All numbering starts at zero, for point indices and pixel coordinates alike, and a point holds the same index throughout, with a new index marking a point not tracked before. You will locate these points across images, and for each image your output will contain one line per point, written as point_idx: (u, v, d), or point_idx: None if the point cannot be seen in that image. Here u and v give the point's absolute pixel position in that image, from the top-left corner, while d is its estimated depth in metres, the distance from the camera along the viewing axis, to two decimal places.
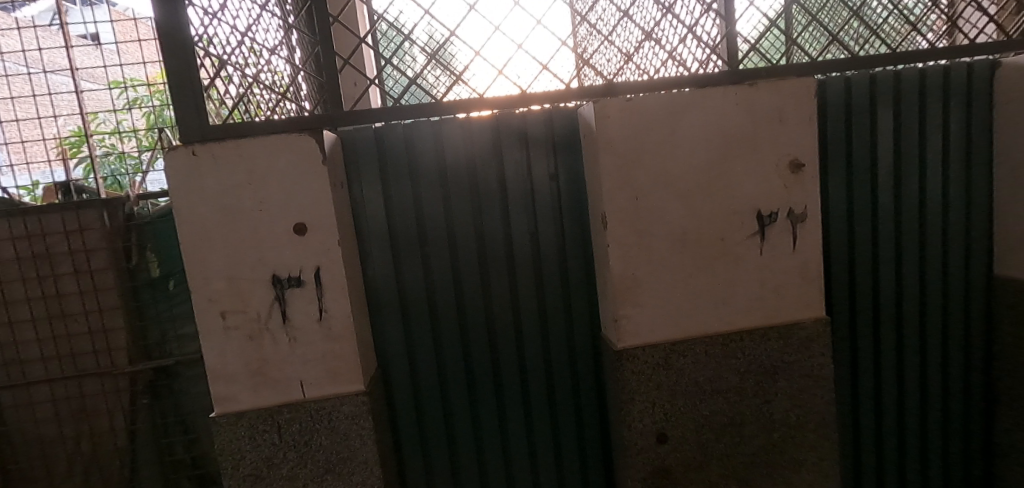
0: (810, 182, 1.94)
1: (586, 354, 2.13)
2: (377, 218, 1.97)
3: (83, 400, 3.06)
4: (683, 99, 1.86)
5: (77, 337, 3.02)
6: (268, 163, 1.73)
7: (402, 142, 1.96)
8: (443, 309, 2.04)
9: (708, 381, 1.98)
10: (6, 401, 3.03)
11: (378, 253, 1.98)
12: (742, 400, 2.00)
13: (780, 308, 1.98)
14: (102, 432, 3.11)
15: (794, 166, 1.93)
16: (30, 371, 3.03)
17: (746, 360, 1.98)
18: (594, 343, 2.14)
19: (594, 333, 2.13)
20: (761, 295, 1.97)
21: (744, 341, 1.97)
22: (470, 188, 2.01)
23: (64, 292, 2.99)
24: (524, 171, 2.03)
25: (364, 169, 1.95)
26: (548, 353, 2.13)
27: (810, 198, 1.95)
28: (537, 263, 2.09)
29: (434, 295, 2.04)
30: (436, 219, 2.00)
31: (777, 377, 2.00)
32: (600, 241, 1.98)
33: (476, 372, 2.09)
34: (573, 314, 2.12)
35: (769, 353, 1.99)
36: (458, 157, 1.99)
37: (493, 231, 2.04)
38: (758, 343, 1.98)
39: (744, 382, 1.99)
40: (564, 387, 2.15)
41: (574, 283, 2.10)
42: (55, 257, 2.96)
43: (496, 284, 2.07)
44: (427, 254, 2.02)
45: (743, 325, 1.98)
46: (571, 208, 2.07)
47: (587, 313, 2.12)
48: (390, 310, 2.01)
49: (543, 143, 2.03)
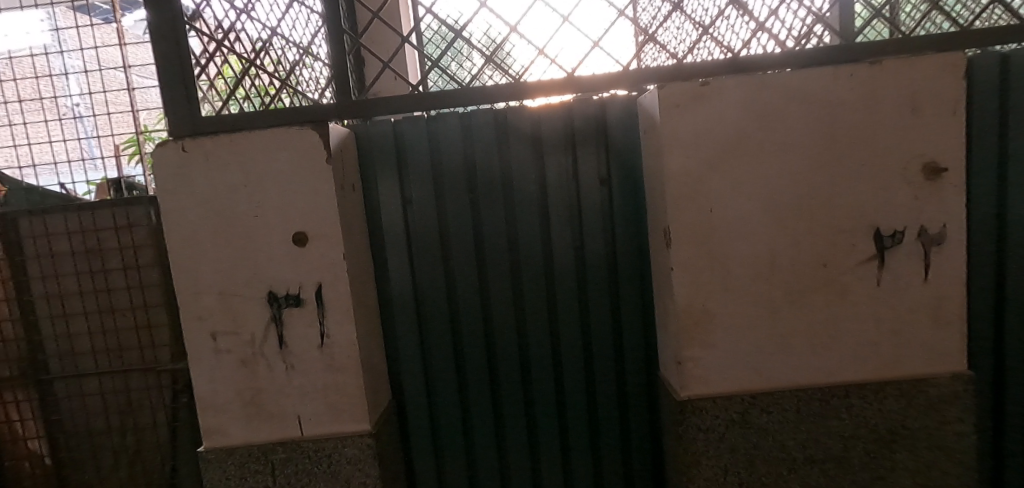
0: (950, 192, 1.47)
1: (641, 396, 1.75)
2: (394, 226, 1.71)
3: (126, 395, 2.73)
4: (776, 83, 1.44)
5: (124, 332, 2.70)
6: (265, 160, 1.47)
7: (424, 139, 1.70)
8: (469, 335, 1.74)
9: (800, 446, 1.54)
10: (60, 391, 2.76)
11: (395, 267, 1.72)
12: (844, 472, 1.55)
13: (899, 356, 1.52)
14: (146, 428, 2.76)
15: (928, 171, 1.46)
16: (82, 363, 2.75)
17: (852, 423, 1.54)
18: (650, 383, 1.75)
19: (651, 371, 1.75)
20: (873, 338, 1.52)
21: (850, 397, 1.53)
22: (504, 193, 1.71)
23: (113, 287, 2.66)
24: (569, 173, 1.70)
25: (381, 169, 1.70)
26: (594, 395, 1.77)
27: (948, 214, 1.47)
28: (584, 284, 1.73)
29: (457, 318, 1.74)
30: (462, 228, 1.71)
31: (894, 447, 1.54)
32: (661, 262, 1.60)
33: (506, 410, 1.77)
34: (625, 347, 1.74)
35: (884, 415, 1.53)
36: (489, 156, 1.70)
37: (529, 244, 1.71)
38: (869, 401, 1.53)
39: (849, 450, 1.54)
40: (611, 434, 1.77)
41: (629, 310, 1.73)
42: (105, 253, 2.65)
43: (532, 307, 1.73)
44: (450, 270, 1.73)
45: (848, 376, 1.53)
46: (624, 218, 1.71)
47: (643, 347, 1.74)
48: (409, 333, 1.73)
49: (592, 140, 1.70)
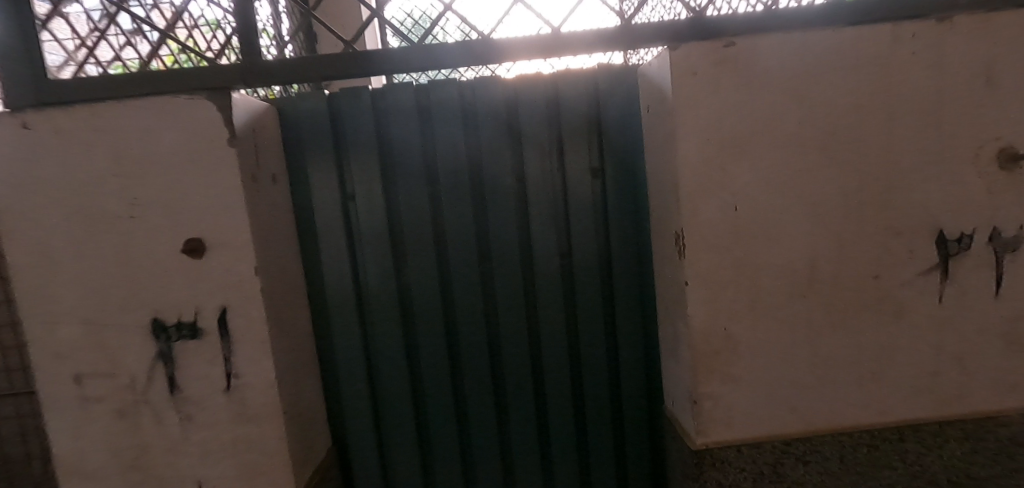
0: None
1: (640, 423, 1.48)
2: (331, 228, 1.35)
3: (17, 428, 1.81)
4: (814, 46, 1.13)
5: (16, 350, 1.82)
6: (143, 142, 1.08)
7: (370, 117, 1.34)
8: (429, 360, 1.42)
9: None
10: None
11: (334, 279, 1.37)
12: None
13: (962, 388, 1.22)
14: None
15: (1002, 157, 1.16)
16: None
17: (907, 472, 1.24)
18: (651, 407, 1.48)
19: (651, 395, 1.48)
20: (932, 367, 1.22)
21: (905, 442, 1.23)
22: (474, 184, 1.39)
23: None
24: (552, 160, 1.39)
25: (314, 155, 1.33)
26: (584, 423, 1.49)
27: None
28: (572, 294, 1.44)
29: (415, 340, 1.42)
30: (419, 230, 1.37)
31: None
32: (669, 272, 1.28)
33: (477, 445, 1.46)
34: (622, 366, 1.46)
35: (944, 462, 1.24)
36: (454, 139, 1.36)
37: (506, 248, 1.40)
38: (928, 446, 1.23)
39: None
40: (606, 467, 1.49)
41: (625, 323, 1.45)
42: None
43: (508, 324, 1.43)
44: (405, 281, 1.40)
45: (900, 414, 1.23)
46: (618, 216, 1.41)
47: (643, 366, 1.46)
48: (355, 359, 1.40)
49: (580, 119, 1.39)
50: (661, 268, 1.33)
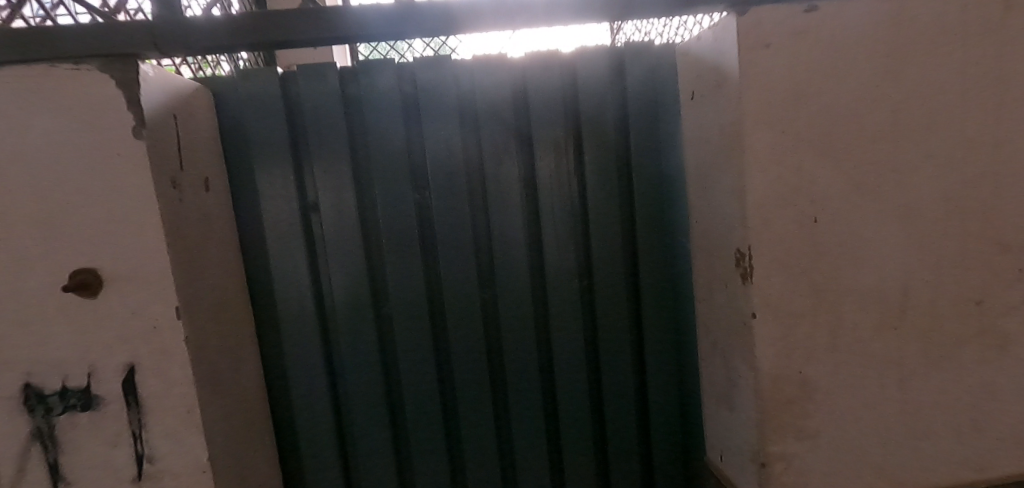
0: None
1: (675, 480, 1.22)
2: (287, 247, 1.04)
3: None
4: (910, 16, 0.90)
5: None
6: (6, 131, 0.75)
7: (335, 103, 1.03)
8: (416, 413, 1.11)
9: None
10: None
11: (291, 315, 1.05)
12: None
13: None
14: None
15: None
16: None
17: None
18: (687, 459, 1.22)
19: (688, 446, 1.21)
20: None
21: None
22: (471, 189, 1.10)
23: None
24: (569, 159, 1.12)
25: (263, 155, 1.02)
26: (607, 481, 1.21)
27: None
28: (593, 324, 1.17)
29: (398, 387, 1.11)
30: (403, 247, 1.07)
31: None
32: (724, 302, 1.01)
33: None
34: (654, 412, 1.19)
35: None
36: (447, 133, 1.07)
37: (513, 269, 1.12)
38: None
39: None
40: None
41: (659, 358, 1.18)
42: None
43: (516, 364, 1.14)
44: (385, 313, 1.09)
45: (1005, 471, 1.00)
46: (650, 228, 1.15)
47: (678, 410, 1.20)
48: (319, 416, 1.08)
49: (603, 108, 1.11)
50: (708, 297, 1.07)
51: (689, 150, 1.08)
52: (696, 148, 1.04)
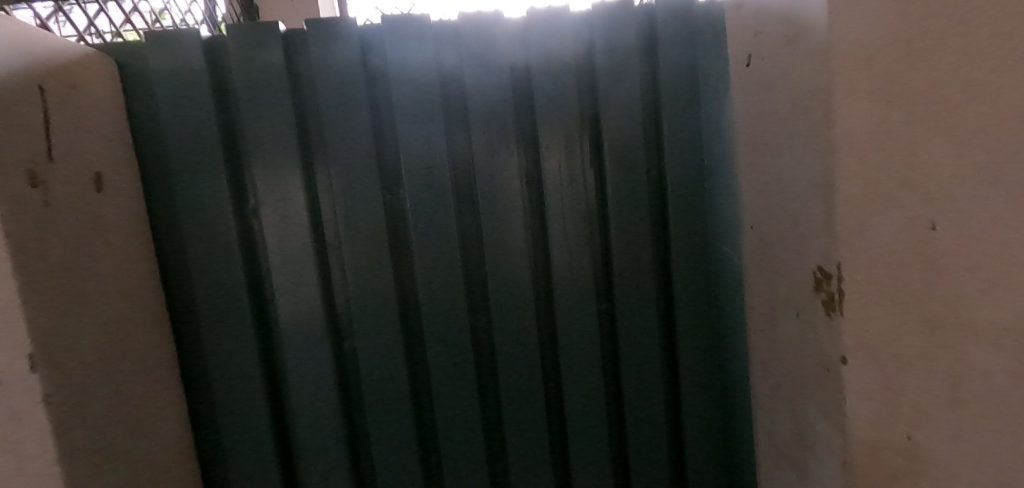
0: None
1: None
2: (219, 262, 0.80)
3: None
4: None
5: None
6: None
7: (280, 75, 0.79)
8: (389, 474, 0.87)
9: None
10: None
11: (226, 349, 0.82)
12: None
13: None
14: None
15: None
16: None
17: None
18: None
19: None
20: None
21: None
22: (458, 188, 0.86)
23: None
24: (584, 147, 0.87)
25: (185, 142, 0.78)
26: None
27: None
28: (614, 356, 0.92)
29: (366, 440, 0.87)
30: (369, 262, 0.83)
31: None
32: (801, 332, 0.75)
33: None
34: (693, 469, 0.94)
35: None
36: (426, 115, 0.83)
37: (511, 290, 0.87)
38: None
39: None
40: None
41: (699, 400, 0.92)
42: None
43: (517, 409, 0.90)
44: (348, 346, 0.85)
45: None
46: (686, 234, 0.89)
47: (723, 466, 0.94)
48: (266, 479, 0.85)
49: (629, 80, 0.86)
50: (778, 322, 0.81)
51: (745, 130, 0.82)
52: (758, 128, 0.79)
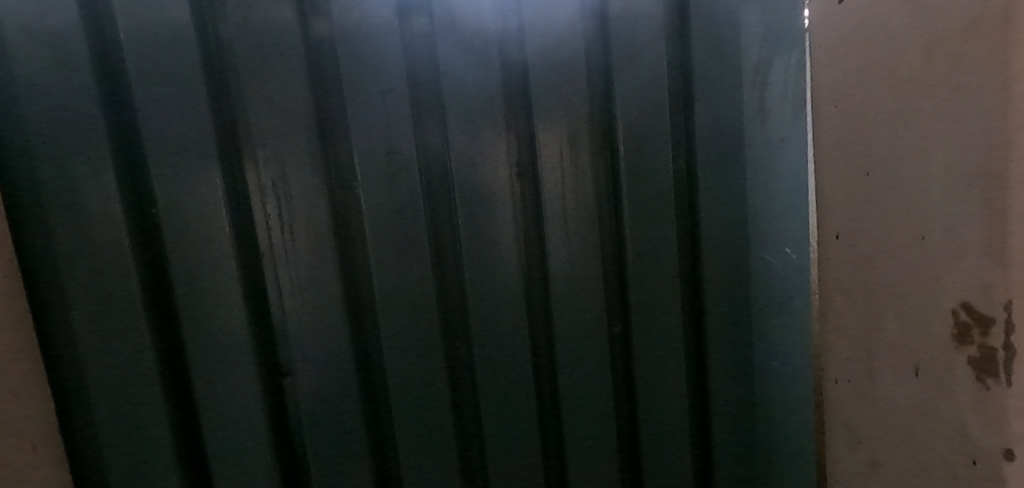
0: None
1: None
2: (108, 278, 0.58)
3: None
4: None
5: None
6: None
7: (184, 21, 0.58)
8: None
9: None
10: None
11: (119, 398, 0.60)
12: None
13: None
14: None
15: None
16: None
17: None
18: None
19: None
20: None
21: None
22: (429, 188, 0.65)
23: None
24: (595, 136, 0.66)
25: (53, 107, 0.56)
26: None
27: None
28: (630, 403, 0.72)
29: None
30: (309, 281, 0.63)
31: None
32: (928, 391, 0.53)
33: None
34: None
35: None
36: (385, 80, 0.62)
37: (501, 322, 0.67)
38: None
39: None
40: None
41: (734, 453, 0.74)
42: None
43: (507, 471, 0.69)
44: (286, 391, 0.65)
45: None
46: (726, 247, 0.70)
47: None
48: None
49: (654, 41, 0.66)
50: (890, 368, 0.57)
51: (829, 89, 0.58)
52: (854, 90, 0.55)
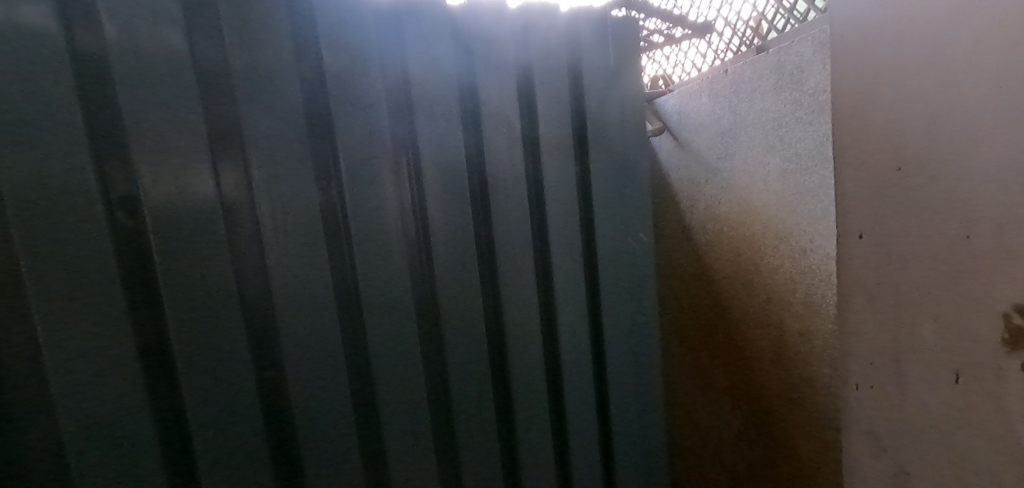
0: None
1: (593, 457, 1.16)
2: (84, 264, 0.72)
3: None
4: None
5: None
6: None
7: (213, 72, 0.80)
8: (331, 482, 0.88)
9: None
10: None
11: (100, 399, 0.73)
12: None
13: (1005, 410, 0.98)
14: None
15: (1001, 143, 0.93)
16: None
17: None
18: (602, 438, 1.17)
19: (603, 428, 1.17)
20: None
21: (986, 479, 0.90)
22: (400, 169, 0.93)
23: None
24: (513, 144, 1.04)
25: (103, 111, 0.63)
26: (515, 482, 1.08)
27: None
28: (496, 320, 1.04)
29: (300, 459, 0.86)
30: (304, 274, 0.85)
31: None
32: (967, 386, 0.64)
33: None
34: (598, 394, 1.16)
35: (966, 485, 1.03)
36: (367, 116, 0.89)
37: (443, 260, 0.97)
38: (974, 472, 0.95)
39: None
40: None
41: (612, 334, 1.16)
42: None
43: (462, 379, 1.00)
44: (259, 319, 0.83)
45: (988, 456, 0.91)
46: (606, 215, 1.13)
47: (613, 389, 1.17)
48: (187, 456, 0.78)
49: (536, 86, 1.06)
50: (934, 366, 0.66)
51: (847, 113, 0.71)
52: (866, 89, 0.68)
